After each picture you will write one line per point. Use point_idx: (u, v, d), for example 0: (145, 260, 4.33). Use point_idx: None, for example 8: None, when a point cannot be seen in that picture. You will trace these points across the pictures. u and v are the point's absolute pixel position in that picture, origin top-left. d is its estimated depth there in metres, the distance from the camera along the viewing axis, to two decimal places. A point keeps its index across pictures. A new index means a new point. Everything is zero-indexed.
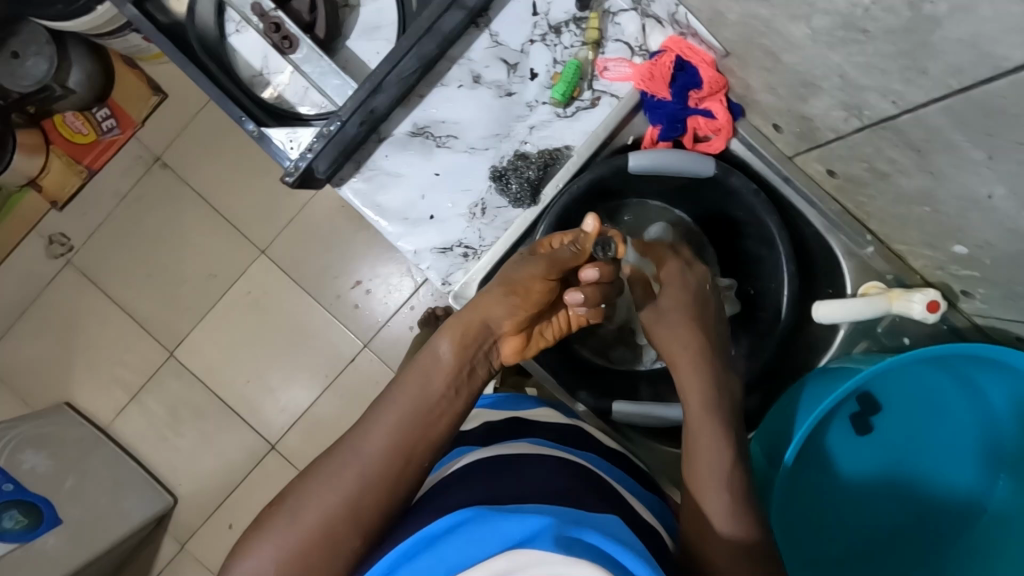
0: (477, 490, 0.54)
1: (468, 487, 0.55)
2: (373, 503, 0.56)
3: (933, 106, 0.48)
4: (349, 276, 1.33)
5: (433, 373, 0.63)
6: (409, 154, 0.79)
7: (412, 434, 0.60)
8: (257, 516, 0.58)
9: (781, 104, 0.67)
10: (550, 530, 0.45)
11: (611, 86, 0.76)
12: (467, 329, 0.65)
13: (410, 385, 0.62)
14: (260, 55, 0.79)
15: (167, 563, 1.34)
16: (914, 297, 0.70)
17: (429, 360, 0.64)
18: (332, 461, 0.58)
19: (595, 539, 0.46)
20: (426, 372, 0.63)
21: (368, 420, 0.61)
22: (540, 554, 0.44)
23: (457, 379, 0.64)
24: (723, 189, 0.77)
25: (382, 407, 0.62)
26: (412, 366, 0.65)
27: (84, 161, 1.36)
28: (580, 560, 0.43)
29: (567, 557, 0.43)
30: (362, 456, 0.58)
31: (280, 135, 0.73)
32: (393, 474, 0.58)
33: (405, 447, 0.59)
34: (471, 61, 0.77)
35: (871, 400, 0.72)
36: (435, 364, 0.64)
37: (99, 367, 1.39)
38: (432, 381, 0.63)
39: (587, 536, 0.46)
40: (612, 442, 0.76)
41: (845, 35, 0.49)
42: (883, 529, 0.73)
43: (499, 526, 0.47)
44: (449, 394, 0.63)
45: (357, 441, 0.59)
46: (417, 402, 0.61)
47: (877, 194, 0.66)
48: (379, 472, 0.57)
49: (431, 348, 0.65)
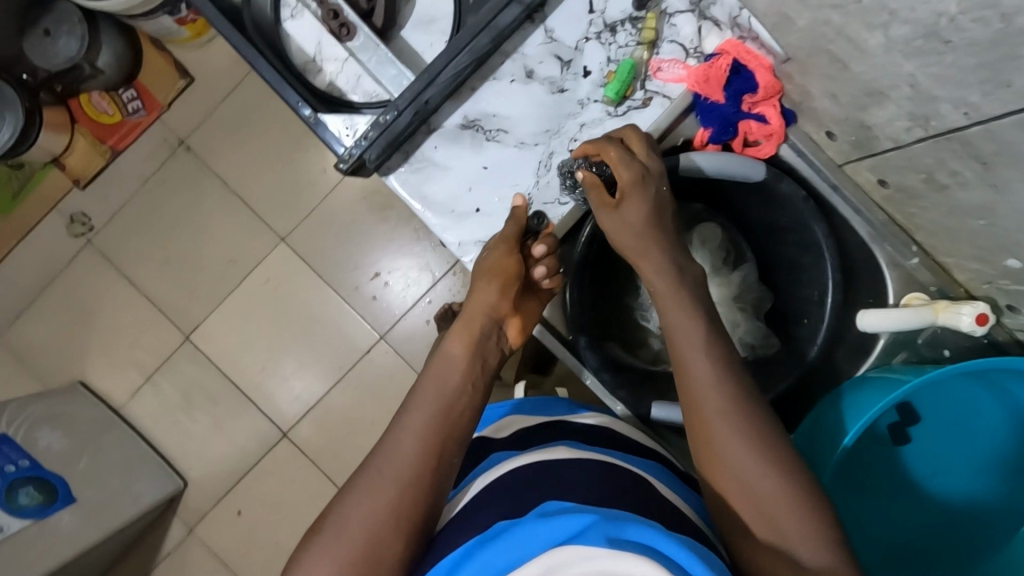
0: (520, 496, 0.54)
1: (513, 496, 0.54)
2: (417, 502, 0.55)
3: (1010, 118, 0.48)
4: (369, 268, 1.33)
5: (448, 372, 0.65)
6: (459, 147, 0.79)
7: (436, 430, 0.59)
8: (301, 545, 0.54)
9: (839, 112, 0.67)
10: (593, 526, 0.46)
11: (664, 87, 0.75)
12: (472, 325, 0.70)
13: (430, 384, 0.63)
14: (314, 40, 0.78)
15: (175, 546, 1.34)
16: (962, 309, 0.70)
17: (442, 361, 0.66)
18: (368, 468, 0.57)
19: (641, 536, 0.45)
20: (440, 374, 0.65)
21: (399, 422, 0.61)
22: (586, 548, 0.44)
23: (471, 376, 0.65)
24: (771, 195, 0.78)
25: (407, 408, 0.62)
26: (429, 369, 0.66)
27: (109, 142, 1.36)
28: (625, 551, 0.43)
29: (613, 549, 0.44)
30: (397, 458, 0.57)
31: (336, 123, 0.74)
32: (429, 471, 0.57)
33: (437, 443, 0.59)
34: (525, 56, 0.78)
35: (910, 411, 0.72)
36: (451, 364, 0.66)
37: (115, 347, 1.39)
38: (448, 380, 0.64)
39: (631, 532, 0.45)
40: (652, 441, 0.76)
41: (925, 44, 0.49)
42: (916, 540, 0.73)
43: (541, 528, 0.47)
44: (464, 389, 0.64)
45: (390, 444, 0.58)
46: (438, 399, 0.62)
47: (930, 206, 0.66)
48: (416, 468, 0.56)
49: (444, 352, 0.67)
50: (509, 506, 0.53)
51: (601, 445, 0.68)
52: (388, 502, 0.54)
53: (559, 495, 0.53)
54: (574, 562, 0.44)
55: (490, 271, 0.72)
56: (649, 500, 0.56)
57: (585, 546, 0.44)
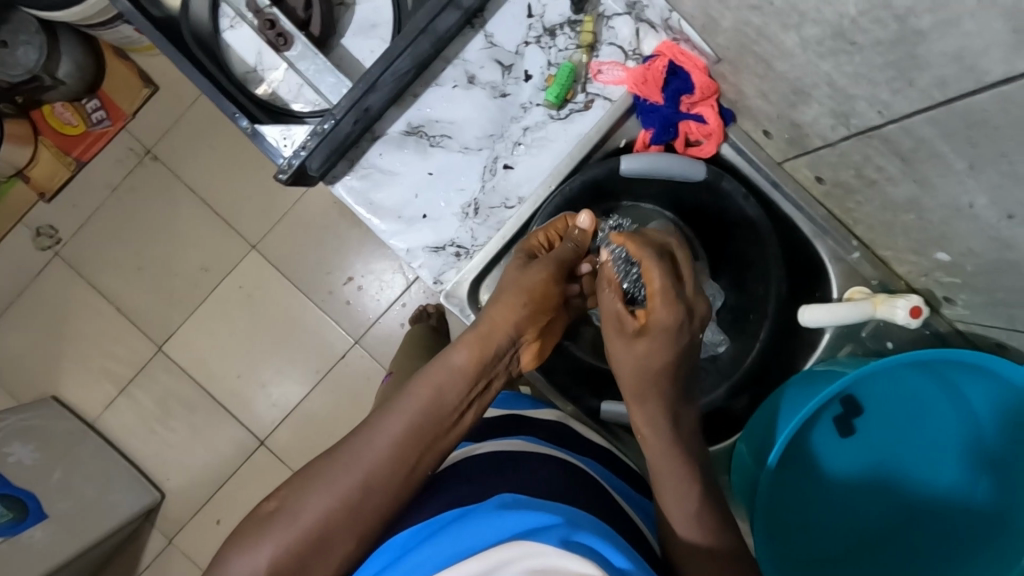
0: (474, 489, 0.54)
1: (465, 487, 0.55)
2: (373, 507, 0.55)
3: (918, 116, 0.50)
4: (342, 272, 1.33)
5: (450, 387, 0.61)
6: (405, 153, 0.81)
7: (418, 444, 0.58)
8: (255, 509, 0.56)
9: (772, 111, 0.69)
10: (547, 527, 0.46)
11: (605, 89, 0.79)
12: (488, 342, 0.64)
13: (425, 395, 0.60)
14: (254, 50, 0.81)
15: (155, 558, 1.34)
16: (898, 303, 0.71)
17: (444, 374, 0.61)
18: (334, 462, 0.56)
19: (590, 540, 0.45)
20: (441, 387, 0.60)
21: (376, 421, 0.59)
22: (533, 544, 0.44)
23: (472, 392, 0.62)
24: (715, 193, 0.78)
25: (391, 413, 0.59)
26: (427, 372, 0.62)
27: (73, 152, 1.35)
28: (572, 553, 0.42)
29: (558, 547, 0.43)
30: (368, 459, 0.56)
31: (273, 132, 0.75)
32: (399, 480, 0.56)
33: (415, 454, 0.57)
34: (466, 61, 0.80)
35: (855, 402, 0.73)
36: (451, 377, 0.61)
37: (88, 360, 1.37)
38: (447, 395, 0.60)
39: (582, 536, 0.46)
40: (602, 439, 0.77)
41: (834, 45, 0.51)
42: (870, 531, 0.74)
43: (494, 522, 0.47)
44: (461, 407, 0.61)
45: (365, 444, 0.57)
46: (430, 413, 0.59)
47: (865, 201, 0.68)
48: (387, 476, 0.56)
49: (446, 358, 0.62)
50: (463, 497, 0.53)
51: (559, 441, 0.68)
52: (348, 505, 0.54)
53: (516, 488, 0.53)
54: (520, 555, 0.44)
55: (524, 291, 0.66)
56: (602, 500, 0.57)
57: (531, 543, 0.44)
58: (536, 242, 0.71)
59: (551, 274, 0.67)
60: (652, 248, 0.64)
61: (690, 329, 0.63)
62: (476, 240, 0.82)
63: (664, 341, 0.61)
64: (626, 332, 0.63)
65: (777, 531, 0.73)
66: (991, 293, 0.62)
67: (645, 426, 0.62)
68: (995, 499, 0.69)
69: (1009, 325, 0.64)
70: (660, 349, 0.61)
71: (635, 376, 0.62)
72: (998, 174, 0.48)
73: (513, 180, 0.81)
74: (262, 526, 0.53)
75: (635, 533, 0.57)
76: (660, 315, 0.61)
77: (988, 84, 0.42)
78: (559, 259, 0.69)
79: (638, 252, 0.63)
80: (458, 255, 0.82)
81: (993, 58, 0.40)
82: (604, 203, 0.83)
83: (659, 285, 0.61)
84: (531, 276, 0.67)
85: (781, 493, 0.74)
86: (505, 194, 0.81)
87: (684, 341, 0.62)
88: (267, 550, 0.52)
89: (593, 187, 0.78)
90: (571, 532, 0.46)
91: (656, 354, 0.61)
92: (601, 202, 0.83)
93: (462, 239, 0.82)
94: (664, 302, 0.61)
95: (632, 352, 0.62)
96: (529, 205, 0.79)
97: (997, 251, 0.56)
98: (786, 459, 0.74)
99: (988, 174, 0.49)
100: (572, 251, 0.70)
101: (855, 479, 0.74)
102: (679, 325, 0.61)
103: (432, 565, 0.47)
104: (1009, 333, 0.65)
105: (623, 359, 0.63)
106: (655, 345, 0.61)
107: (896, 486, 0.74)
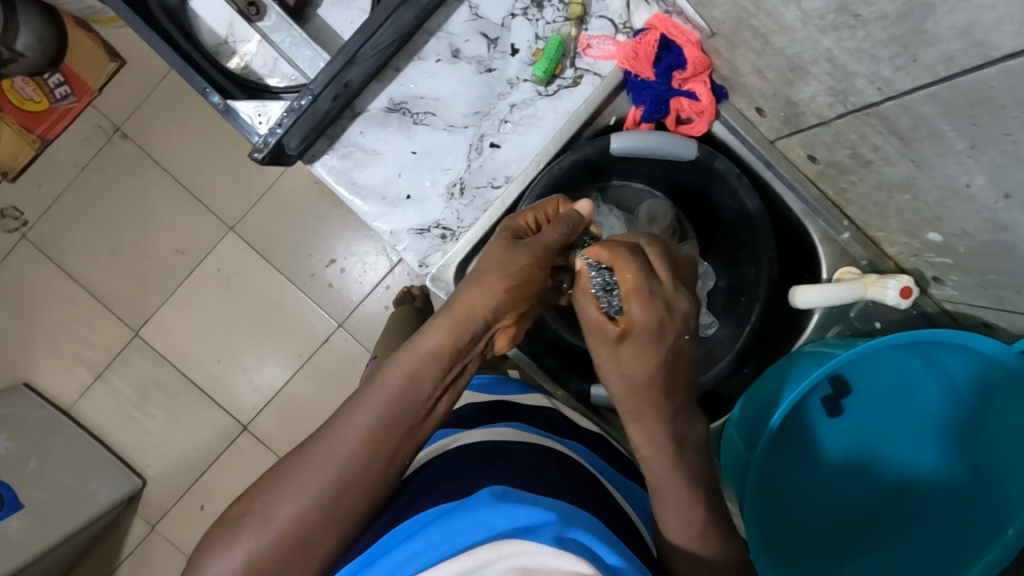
0: (465, 480, 0.53)
1: (458, 479, 0.53)
2: (347, 511, 0.52)
3: (920, 93, 0.49)
4: (324, 254, 1.29)
5: (423, 374, 0.56)
6: (387, 131, 0.78)
7: (392, 437, 0.55)
8: (226, 511, 0.54)
9: (768, 88, 0.67)
10: (542, 527, 0.44)
11: (595, 65, 0.78)
12: (464, 326, 0.58)
13: (395, 386, 0.56)
14: (226, 21, 0.78)
15: (137, 545, 1.31)
16: (888, 283, 0.71)
17: (413, 362, 0.57)
18: (304, 461, 0.53)
19: (583, 538, 0.45)
20: (416, 377, 0.56)
21: (343, 416, 0.55)
22: (526, 542, 0.43)
23: (446, 378, 0.58)
24: (706, 173, 0.77)
25: (360, 407, 0.55)
26: (396, 358, 0.57)
27: (37, 130, 1.28)
28: (566, 552, 0.42)
29: (552, 547, 0.42)
30: (340, 458, 0.53)
31: (247, 109, 0.72)
32: (373, 479, 0.54)
33: (389, 449, 0.54)
34: (450, 34, 0.77)
35: (843, 382, 0.73)
36: (425, 364, 0.57)
37: (61, 347, 1.33)
38: (421, 385, 0.56)
39: (574, 534, 0.45)
40: (591, 423, 0.76)
41: (837, 19, 0.50)
42: (854, 513, 0.74)
43: (483, 517, 0.46)
44: (436, 394, 0.57)
45: (333, 443, 0.53)
46: (402, 405, 0.55)
47: (858, 181, 0.67)
48: (361, 473, 0.53)
49: (417, 344, 0.57)
50: (452, 490, 0.52)
51: (551, 429, 0.67)
52: (321, 504, 0.51)
53: (507, 480, 0.52)
54: (513, 556, 0.42)
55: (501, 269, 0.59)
56: (593, 495, 0.55)
57: (526, 542, 0.43)
58: (523, 222, 0.64)
59: (539, 260, 0.61)
60: (625, 247, 0.58)
61: (673, 327, 0.57)
62: (462, 221, 0.80)
63: (648, 344, 0.56)
64: (607, 340, 0.57)
65: (764, 518, 0.72)
66: (982, 274, 0.62)
67: (650, 438, 0.58)
68: (977, 479, 0.70)
69: (997, 305, 0.65)
70: (645, 353, 0.56)
71: (627, 388, 0.58)
72: (1000, 155, 0.47)
73: (500, 159, 0.79)
74: (235, 528, 0.51)
75: (626, 524, 0.56)
76: (636, 315, 0.56)
77: (997, 59, 0.41)
78: (547, 243, 0.61)
79: (613, 256, 0.58)
80: (443, 237, 0.81)
81: (1004, 33, 0.39)
82: (598, 182, 0.82)
83: (632, 284, 0.56)
84: (516, 260, 0.59)
85: (771, 472, 0.74)
86: (491, 173, 0.80)
87: (670, 343, 0.57)
88: (241, 553, 0.50)
89: (585, 166, 0.76)
90: (565, 529, 0.44)
91: (644, 359, 0.56)
92: (595, 180, 0.81)
93: (447, 221, 0.80)
94: (641, 301, 0.56)
95: (620, 360, 0.57)
96: (518, 183, 0.76)
97: (992, 233, 0.55)
98: (776, 439, 0.74)
99: (989, 154, 0.48)
100: (564, 236, 0.63)
101: (845, 460, 0.75)
102: (660, 325, 0.56)
103: (423, 560, 0.46)
104: (997, 314, 0.66)
105: (611, 370, 0.58)
106: (641, 348, 0.56)
107: (884, 471, 0.74)
